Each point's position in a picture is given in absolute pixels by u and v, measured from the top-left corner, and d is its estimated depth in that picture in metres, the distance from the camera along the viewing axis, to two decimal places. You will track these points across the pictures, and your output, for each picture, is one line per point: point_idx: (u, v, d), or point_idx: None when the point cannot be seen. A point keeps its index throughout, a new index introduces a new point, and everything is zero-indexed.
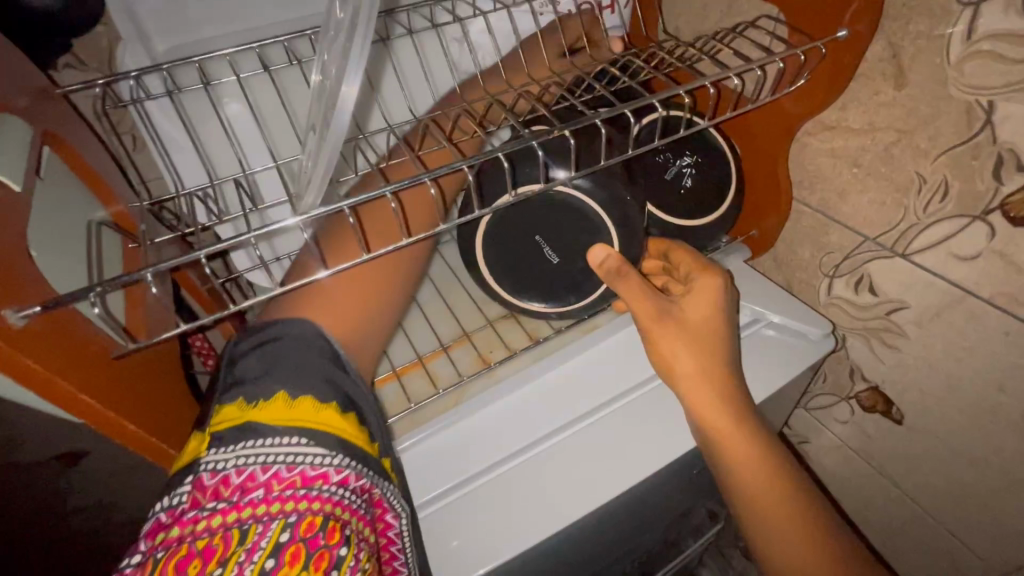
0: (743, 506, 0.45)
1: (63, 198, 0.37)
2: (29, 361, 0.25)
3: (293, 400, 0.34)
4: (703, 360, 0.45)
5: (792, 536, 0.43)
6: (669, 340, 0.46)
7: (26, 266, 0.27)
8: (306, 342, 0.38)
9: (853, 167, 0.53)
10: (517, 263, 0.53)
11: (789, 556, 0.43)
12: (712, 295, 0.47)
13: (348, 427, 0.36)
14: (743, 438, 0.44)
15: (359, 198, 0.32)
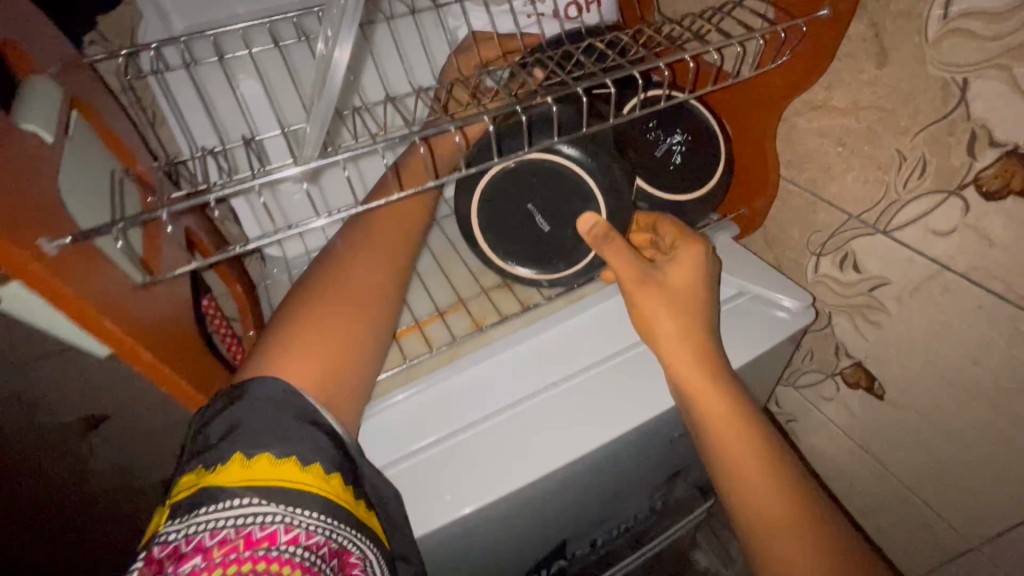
0: (726, 477, 0.46)
1: (92, 153, 0.40)
2: (61, 286, 0.29)
3: (248, 460, 0.33)
4: (682, 322, 0.48)
5: (762, 488, 0.44)
6: (651, 302, 0.49)
7: (57, 204, 0.30)
8: (274, 396, 0.37)
9: (839, 146, 0.55)
10: (510, 233, 0.56)
11: (759, 508, 0.44)
12: (694, 263, 0.50)
13: (309, 480, 0.34)
14: (717, 393, 0.47)
15: (355, 151, 0.34)
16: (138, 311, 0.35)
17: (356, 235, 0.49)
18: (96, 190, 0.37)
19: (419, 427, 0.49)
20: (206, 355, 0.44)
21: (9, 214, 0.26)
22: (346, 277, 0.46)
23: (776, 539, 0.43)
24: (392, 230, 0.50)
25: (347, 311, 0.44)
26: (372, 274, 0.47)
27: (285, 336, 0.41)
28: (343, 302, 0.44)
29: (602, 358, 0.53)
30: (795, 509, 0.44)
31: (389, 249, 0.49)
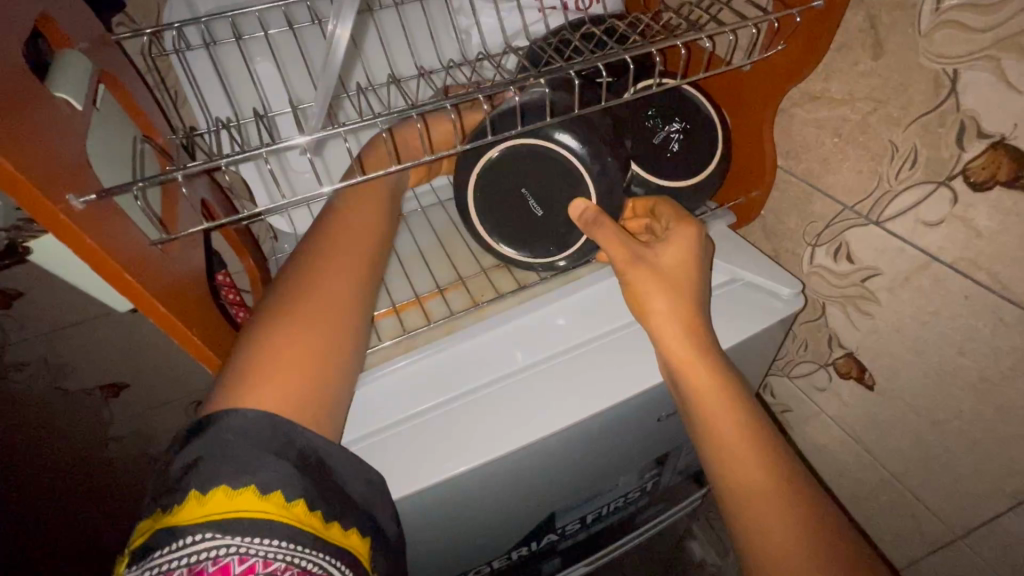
0: (713, 452, 0.47)
1: (117, 123, 0.43)
2: (87, 239, 0.32)
3: (204, 495, 0.35)
4: (674, 301, 0.50)
5: (745, 461, 0.46)
6: (644, 280, 0.50)
7: (83, 165, 0.34)
8: (242, 425, 0.37)
9: (835, 137, 0.56)
10: (506, 216, 0.58)
11: (740, 480, 0.45)
12: (687, 245, 0.52)
13: (267, 508, 0.36)
14: (705, 367, 0.48)
15: (357, 125, 0.37)
16: (154, 267, 0.38)
17: (325, 245, 0.48)
18: (121, 158, 0.41)
19: (400, 401, 0.52)
20: (217, 318, 0.47)
21: (44, 170, 0.30)
22: (315, 288, 0.45)
23: (756, 511, 0.44)
24: (355, 235, 0.50)
25: (318, 327, 0.43)
26: (342, 279, 0.47)
27: (256, 359, 0.40)
28: (315, 315, 0.44)
29: (591, 338, 0.56)
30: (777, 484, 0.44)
31: (358, 249, 0.49)
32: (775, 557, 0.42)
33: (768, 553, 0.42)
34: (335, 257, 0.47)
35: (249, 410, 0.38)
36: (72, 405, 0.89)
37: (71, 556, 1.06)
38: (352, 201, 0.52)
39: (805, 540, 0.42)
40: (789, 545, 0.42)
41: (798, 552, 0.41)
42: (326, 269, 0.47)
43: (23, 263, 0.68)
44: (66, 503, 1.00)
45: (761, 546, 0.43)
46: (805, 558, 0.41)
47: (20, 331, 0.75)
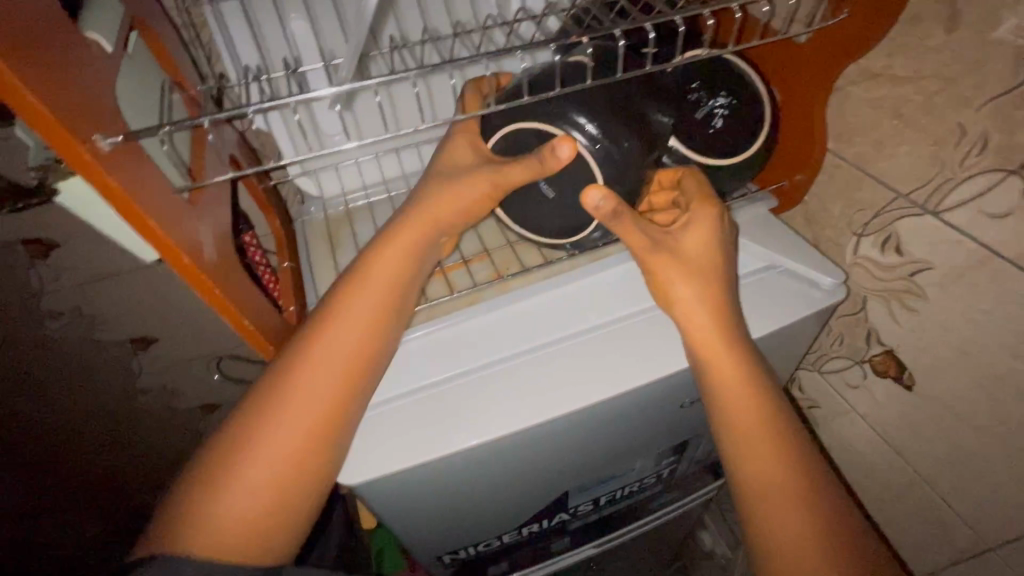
0: (732, 451, 0.45)
1: (145, 70, 0.42)
2: (115, 182, 0.31)
3: None
4: (696, 284, 0.48)
5: (761, 450, 0.44)
6: (664, 264, 0.48)
7: (109, 107, 0.33)
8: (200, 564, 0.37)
9: (894, 118, 0.52)
10: (521, 195, 0.53)
11: (755, 468, 0.43)
12: (707, 228, 0.49)
13: None
14: (721, 353, 0.47)
15: (387, 78, 0.36)
16: (179, 217, 0.37)
17: (301, 372, 0.43)
18: (149, 106, 0.40)
19: (397, 372, 0.51)
20: (242, 275, 0.47)
21: (70, 108, 0.29)
22: (281, 427, 0.42)
23: (769, 500, 0.42)
24: (336, 360, 0.44)
25: (278, 477, 0.41)
26: (312, 414, 0.43)
27: (212, 504, 0.39)
28: (272, 462, 0.41)
29: (616, 319, 0.54)
30: (794, 473, 0.43)
31: (338, 376, 0.44)
32: (787, 552, 0.40)
33: (779, 547, 0.41)
34: (312, 389, 0.43)
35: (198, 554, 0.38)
36: (104, 357, 0.91)
37: (102, 499, 1.11)
38: (341, 313, 0.46)
39: (820, 535, 0.40)
40: (804, 540, 0.40)
41: (813, 549, 0.39)
42: (297, 401, 0.43)
43: (59, 215, 0.69)
44: (98, 449, 1.05)
45: (773, 538, 0.41)
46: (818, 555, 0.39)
47: (55, 281, 0.77)
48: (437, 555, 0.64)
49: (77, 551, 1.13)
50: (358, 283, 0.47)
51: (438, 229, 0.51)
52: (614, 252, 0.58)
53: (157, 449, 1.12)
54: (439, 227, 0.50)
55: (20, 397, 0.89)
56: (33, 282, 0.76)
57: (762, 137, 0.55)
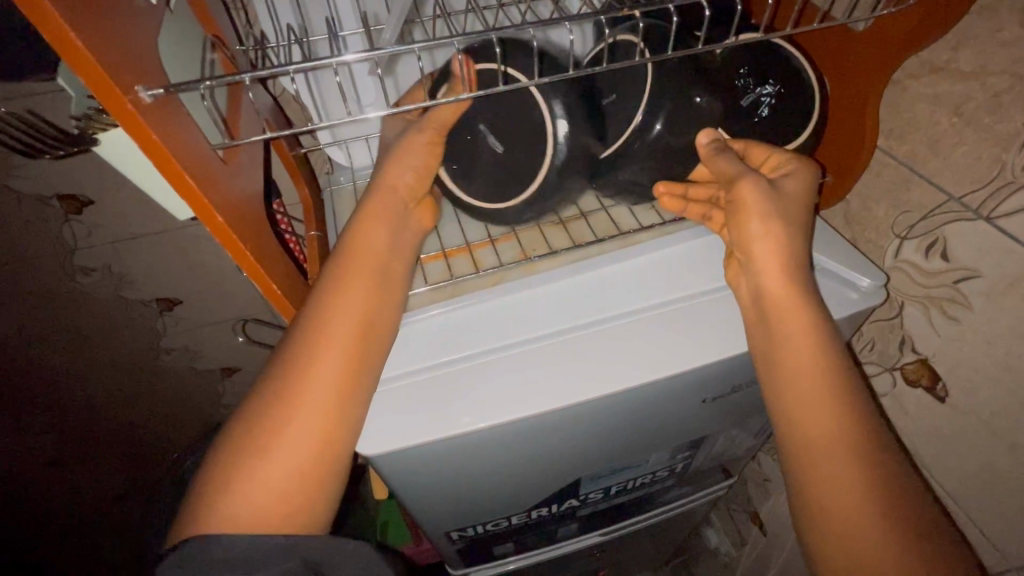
0: (790, 414, 0.45)
1: (187, 27, 0.42)
2: (155, 134, 0.31)
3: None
4: (775, 237, 0.47)
5: (815, 405, 0.44)
6: (759, 208, 0.47)
7: (151, 59, 0.33)
8: (235, 540, 0.38)
9: (953, 116, 0.49)
10: (461, 155, 0.53)
11: (811, 422, 0.44)
12: (801, 185, 0.49)
13: None
14: (793, 307, 0.46)
15: (430, 44, 0.36)
16: (214, 175, 0.37)
17: (303, 341, 0.44)
18: (190, 62, 0.40)
19: (422, 347, 0.51)
20: (271, 239, 0.47)
21: (114, 55, 0.29)
22: (300, 400, 0.42)
23: (823, 454, 0.43)
24: (344, 338, 0.44)
25: (294, 444, 0.41)
26: (320, 376, 0.43)
27: (235, 491, 0.40)
28: (294, 436, 0.42)
29: (644, 308, 0.52)
30: (854, 424, 0.43)
31: (341, 341, 0.44)
32: (838, 502, 0.42)
33: (827, 496, 0.42)
34: (316, 353, 0.44)
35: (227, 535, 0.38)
36: (131, 314, 0.93)
37: (123, 452, 1.15)
38: (337, 284, 0.46)
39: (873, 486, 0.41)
40: (858, 492, 0.41)
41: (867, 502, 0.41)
42: (305, 367, 0.43)
43: (93, 171, 0.70)
44: (120, 403, 1.07)
45: (825, 493, 0.43)
46: (872, 506, 0.41)
47: (87, 237, 0.79)
48: (445, 530, 0.64)
49: (99, 501, 1.19)
50: (354, 254, 0.47)
51: (410, 197, 0.51)
52: (644, 240, 0.57)
53: (176, 408, 1.15)
54: (410, 189, 0.51)
55: (49, 347, 0.92)
56: (67, 237, 0.78)
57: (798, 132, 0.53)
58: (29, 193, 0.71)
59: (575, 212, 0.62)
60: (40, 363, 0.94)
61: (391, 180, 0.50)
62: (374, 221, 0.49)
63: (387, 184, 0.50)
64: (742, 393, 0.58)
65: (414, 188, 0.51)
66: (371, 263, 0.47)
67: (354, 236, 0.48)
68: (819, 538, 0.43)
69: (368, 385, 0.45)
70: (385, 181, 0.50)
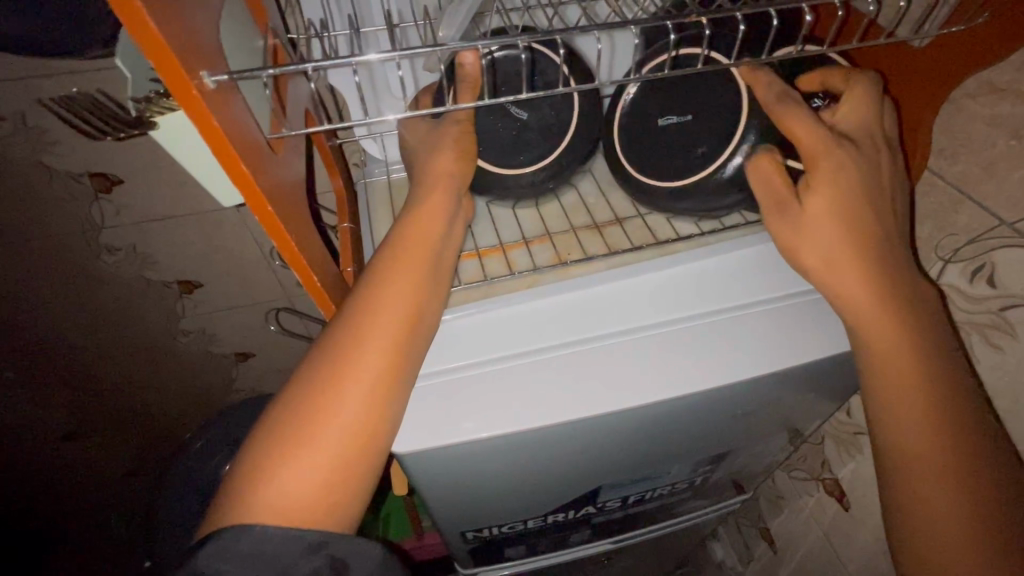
0: (877, 416, 0.46)
1: (242, 13, 0.41)
2: (215, 121, 0.31)
3: None
4: (828, 241, 0.45)
5: (906, 410, 0.44)
6: (788, 238, 0.47)
7: (212, 44, 0.32)
8: (266, 532, 0.37)
9: (1012, 139, 0.48)
10: (493, 138, 0.54)
11: (904, 431, 0.44)
12: (835, 192, 0.45)
13: None
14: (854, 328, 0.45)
15: (494, 42, 0.36)
16: (264, 163, 0.37)
17: (347, 330, 0.44)
18: (243, 47, 0.39)
19: (454, 346, 0.51)
20: (311, 228, 0.46)
21: (182, 38, 0.29)
22: (339, 390, 0.42)
23: (917, 457, 0.43)
24: (387, 328, 0.44)
25: (340, 432, 0.41)
26: (366, 365, 0.43)
27: (272, 481, 0.39)
28: (332, 426, 0.41)
29: (679, 319, 0.52)
30: (943, 433, 0.43)
31: (385, 332, 0.44)
32: (925, 500, 0.43)
33: (912, 489, 0.44)
34: (360, 344, 0.43)
35: (260, 526, 0.37)
36: (151, 296, 0.94)
37: (133, 430, 1.16)
38: (384, 275, 0.46)
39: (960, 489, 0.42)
40: (949, 493, 0.42)
41: (950, 494, 0.42)
42: (353, 356, 0.43)
43: (126, 151, 0.70)
44: (134, 382, 1.08)
45: (908, 489, 0.44)
46: (958, 503, 0.42)
47: (115, 216, 0.79)
48: (461, 530, 0.64)
49: (111, 478, 1.21)
50: (402, 245, 0.47)
51: (461, 188, 0.50)
52: (681, 250, 0.57)
53: (188, 391, 1.15)
54: (456, 178, 0.49)
55: (70, 323, 0.93)
56: (96, 216, 0.78)
57: (837, 113, 0.47)
58: (62, 170, 0.71)
59: (610, 217, 0.62)
60: (63, 339, 0.95)
61: (437, 171, 0.49)
62: (423, 212, 0.48)
63: (439, 172, 0.49)
64: (773, 409, 0.57)
65: (464, 174, 0.50)
66: (418, 254, 0.47)
67: (398, 228, 0.48)
68: (898, 518, 0.45)
69: (407, 376, 0.45)
70: (432, 173, 0.49)
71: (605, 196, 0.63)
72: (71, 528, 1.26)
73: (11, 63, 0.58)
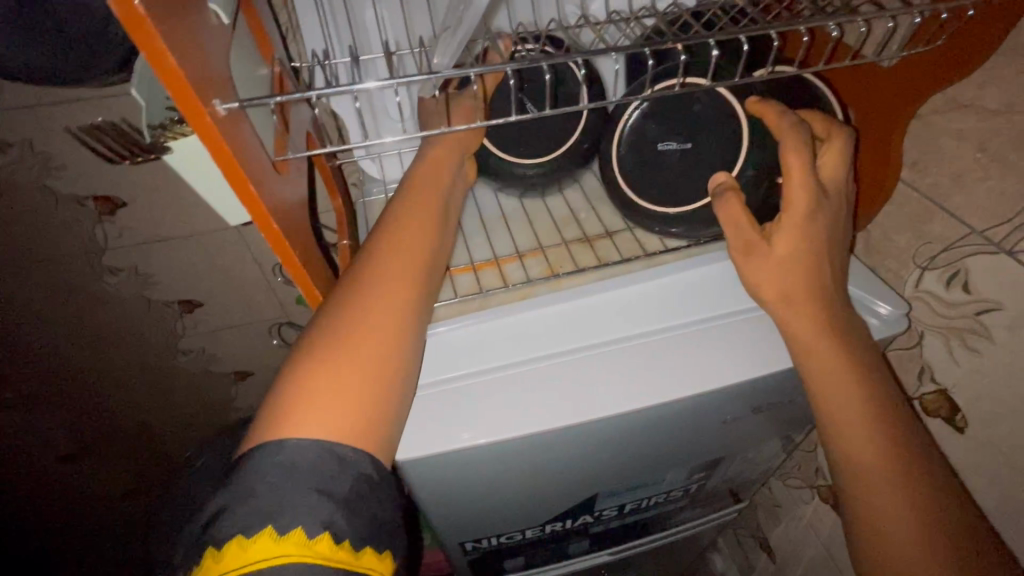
0: (829, 432, 0.46)
1: (247, 46, 0.44)
2: (224, 144, 0.33)
3: (281, 535, 0.34)
4: (804, 263, 0.47)
5: (856, 424, 0.45)
6: (755, 270, 0.49)
7: (223, 78, 0.35)
8: (297, 459, 0.35)
9: (978, 152, 0.51)
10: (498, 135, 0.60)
11: (861, 446, 0.45)
12: (802, 235, 0.47)
13: (317, 553, 0.34)
14: (826, 343, 0.46)
15: (485, 70, 0.39)
16: (270, 184, 0.39)
17: (368, 263, 0.45)
18: (250, 77, 0.42)
19: (445, 357, 0.52)
20: (313, 244, 0.48)
21: (195, 70, 0.31)
22: (367, 312, 0.42)
23: (875, 475, 0.44)
24: (406, 258, 0.46)
25: (372, 347, 0.41)
26: (394, 296, 0.44)
27: (304, 398, 0.38)
28: (364, 342, 0.41)
29: (662, 330, 0.54)
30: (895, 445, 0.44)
31: (405, 260, 0.46)
32: (889, 518, 0.43)
33: (873, 507, 0.44)
34: (381, 272, 0.45)
35: (292, 441, 0.36)
36: (153, 315, 0.95)
37: (132, 450, 1.16)
38: (399, 215, 0.49)
39: (917, 501, 0.43)
40: (908, 507, 0.43)
41: (911, 509, 0.43)
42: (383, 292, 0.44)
43: (132, 175, 0.73)
44: (135, 401, 1.09)
45: (870, 508, 0.44)
46: (918, 517, 0.43)
47: (118, 237, 0.81)
48: (459, 541, 0.65)
49: (109, 500, 1.21)
50: (413, 192, 0.51)
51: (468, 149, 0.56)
52: (669, 260, 0.59)
53: (188, 410, 1.16)
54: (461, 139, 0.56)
55: (72, 343, 0.94)
56: (100, 237, 0.80)
57: (821, 158, 0.49)
58: (67, 193, 0.73)
59: (600, 231, 0.64)
60: (64, 359, 0.96)
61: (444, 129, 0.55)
62: (431, 163, 0.53)
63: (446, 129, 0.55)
64: (762, 415, 0.59)
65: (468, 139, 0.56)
66: (430, 195, 0.51)
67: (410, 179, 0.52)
68: (863, 537, 0.45)
69: (425, 305, 0.47)
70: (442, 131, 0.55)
71: (595, 211, 0.66)
72: (69, 551, 1.25)
73: (24, 92, 0.60)
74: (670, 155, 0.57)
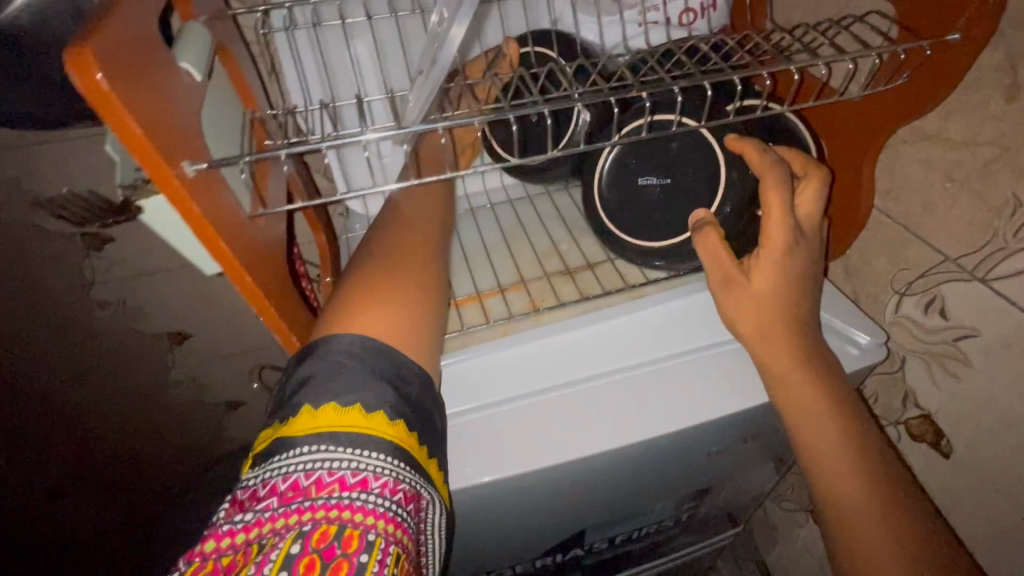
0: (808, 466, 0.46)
1: (224, 97, 0.45)
2: (193, 206, 0.34)
3: (368, 412, 0.36)
4: (782, 299, 0.47)
5: (833, 459, 0.45)
6: (733, 305, 0.49)
7: (195, 135, 0.35)
8: (347, 348, 0.37)
9: (945, 181, 0.52)
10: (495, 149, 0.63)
11: (840, 481, 0.45)
12: (778, 268, 0.47)
13: (393, 434, 0.36)
14: (799, 376, 0.47)
15: (453, 124, 0.39)
16: (244, 236, 0.40)
17: (387, 223, 0.50)
18: (227, 128, 0.43)
19: (460, 389, 0.53)
20: (290, 289, 0.49)
21: (163, 135, 0.31)
22: (394, 252, 0.47)
23: (853, 511, 0.44)
24: (419, 217, 0.52)
25: (406, 271, 0.45)
26: (415, 239, 0.49)
27: (352, 307, 0.40)
28: (398, 267, 0.45)
29: (643, 364, 0.54)
30: (875, 479, 0.44)
31: (417, 218, 0.52)
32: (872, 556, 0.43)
33: (858, 544, 0.43)
34: (401, 226, 0.50)
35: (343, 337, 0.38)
36: (141, 348, 0.95)
37: (121, 484, 1.14)
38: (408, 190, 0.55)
39: (898, 540, 0.42)
40: (889, 544, 0.42)
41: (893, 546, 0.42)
42: (406, 249, 0.47)
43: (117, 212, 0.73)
44: (123, 435, 1.07)
45: (853, 544, 0.44)
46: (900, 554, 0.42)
47: (105, 272, 0.81)
48: None
49: (96, 538, 1.18)
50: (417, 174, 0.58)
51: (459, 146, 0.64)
52: (651, 292, 0.59)
53: (177, 442, 1.15)
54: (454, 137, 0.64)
55: (59, 377, 0.93)
56: (87, 272, 0.80)
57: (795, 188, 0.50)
58: (54, 231, 0.74)
59: (583, 263, 0.64)
60: (51, 394, 0.95)
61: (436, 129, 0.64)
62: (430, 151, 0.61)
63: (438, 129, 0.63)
64: (748, 445, 0.58)
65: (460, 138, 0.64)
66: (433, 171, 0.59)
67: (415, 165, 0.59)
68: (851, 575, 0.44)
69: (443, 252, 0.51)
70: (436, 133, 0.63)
71: (577, 243, 0.66)
72: None
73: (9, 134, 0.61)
74: (650, 190, 0.57)
